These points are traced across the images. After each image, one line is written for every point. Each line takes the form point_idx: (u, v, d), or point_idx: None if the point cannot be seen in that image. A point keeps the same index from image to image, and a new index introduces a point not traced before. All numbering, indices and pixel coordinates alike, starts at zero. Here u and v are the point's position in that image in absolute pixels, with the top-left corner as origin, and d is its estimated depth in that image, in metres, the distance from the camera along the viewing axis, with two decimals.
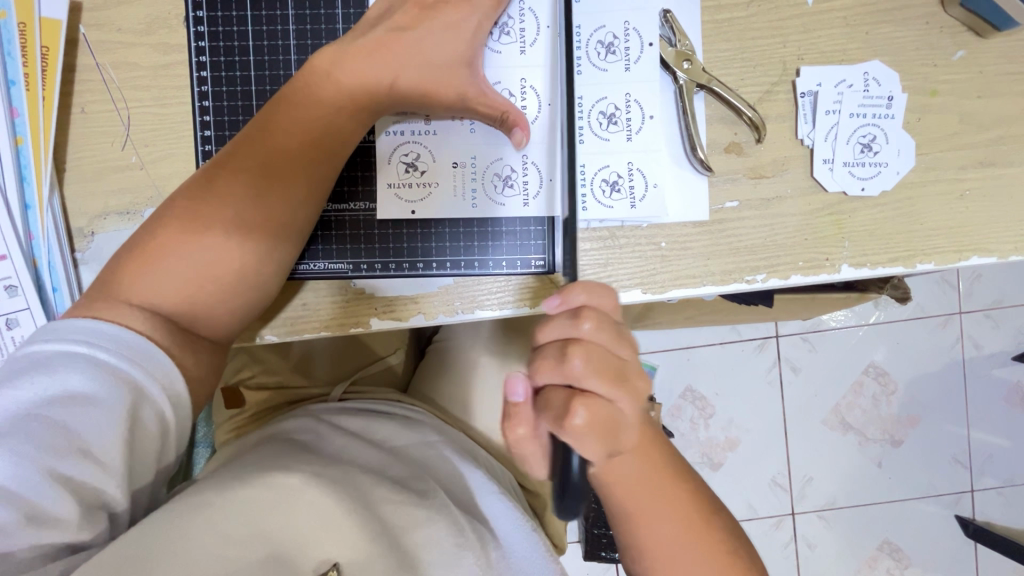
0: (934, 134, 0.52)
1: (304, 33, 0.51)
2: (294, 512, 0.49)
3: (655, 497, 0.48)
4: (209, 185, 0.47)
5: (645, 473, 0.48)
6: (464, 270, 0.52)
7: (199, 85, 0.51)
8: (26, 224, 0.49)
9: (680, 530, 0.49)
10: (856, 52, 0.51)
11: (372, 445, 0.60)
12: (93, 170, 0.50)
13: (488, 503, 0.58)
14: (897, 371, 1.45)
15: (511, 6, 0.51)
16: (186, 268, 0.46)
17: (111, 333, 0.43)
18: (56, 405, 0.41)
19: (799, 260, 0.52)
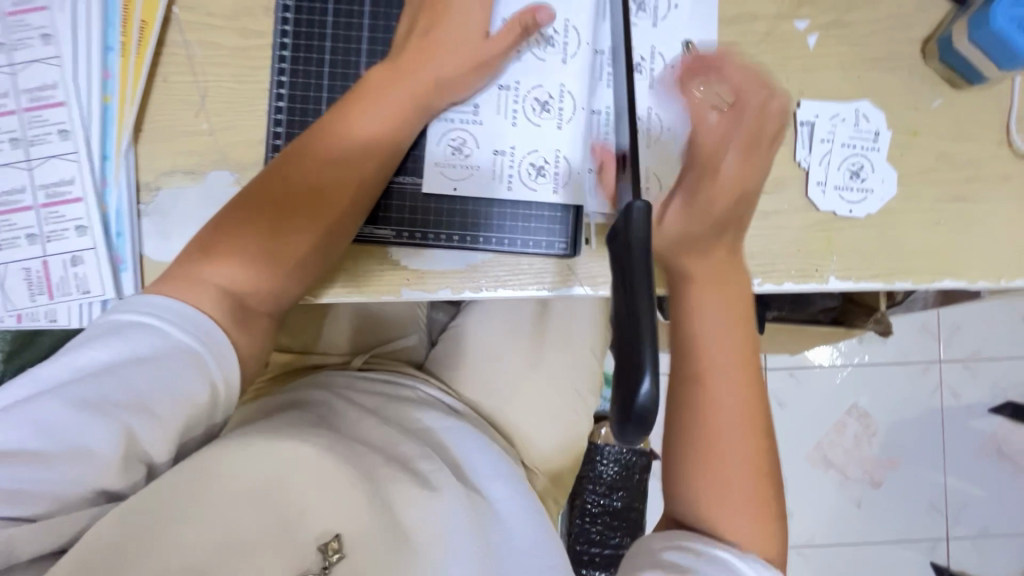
0: (914, 169, 0.59)
1: (377, 29, 0.58)
2: (303, 483, 0.50)
3: (734, 422, 0.49)
4: (276, 180, 0.52)
5: (734, 397, 0.49)
6: (495, 246, 0.57)
7: (278, 62, 0.57)
8: (102, 171, 0.54)
9: (743, 425, 0.49)
10: (849, 92, 0.59)
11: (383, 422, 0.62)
12: (166, 132, 0.56)
13: (490, 486, 0.61)
14: (879, 413, 1.50)
15: (558, 23, 0.58)
16: (254, 252, 0.51)
17: (175, 311, 0.46)
18: (126, 365, 0.43)
19: (792, 269, 0.58)
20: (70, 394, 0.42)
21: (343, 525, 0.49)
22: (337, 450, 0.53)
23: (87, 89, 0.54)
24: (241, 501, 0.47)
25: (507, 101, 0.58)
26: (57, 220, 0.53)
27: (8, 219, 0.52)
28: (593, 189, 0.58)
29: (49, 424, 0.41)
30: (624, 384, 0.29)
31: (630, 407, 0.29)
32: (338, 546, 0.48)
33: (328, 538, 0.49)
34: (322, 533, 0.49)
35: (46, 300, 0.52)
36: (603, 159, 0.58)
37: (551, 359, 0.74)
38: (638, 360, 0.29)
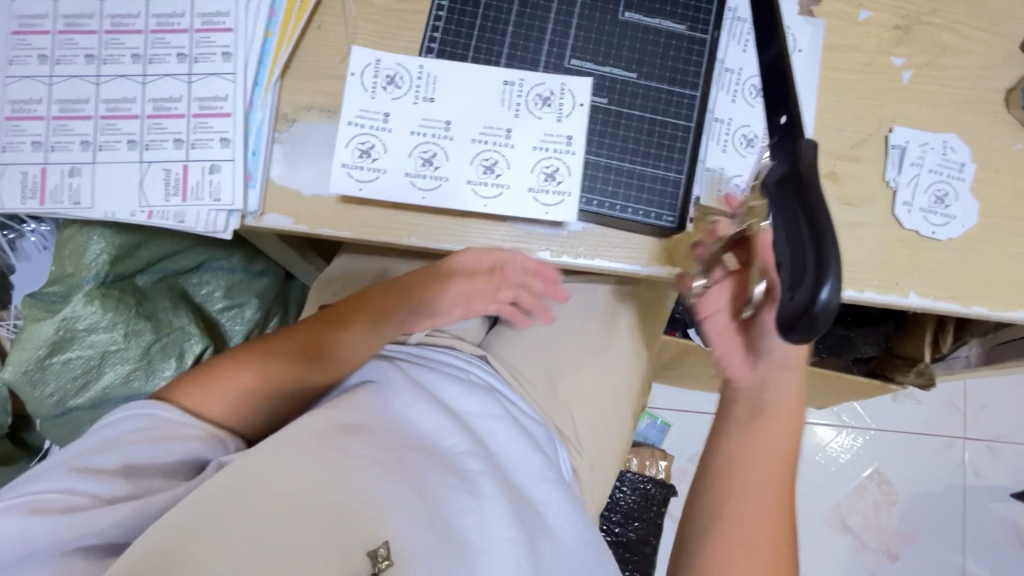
0: (993, 203, 0.63)
1: (525, 13, 0.59)
2: (346, 481, 0.47)
3: (756, 485, 0.50)
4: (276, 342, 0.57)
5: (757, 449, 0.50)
6: (604, 209, 0.58)
7: (431, 32, 0.59)
8: (252, 96, 0.58)
9: (772, 508, 0.49)
10: (937, 125, 0.63)
11: (433, 403, 0.57)
12: (312, 71, 0.59)
13: (535, 494, 0.57)
14: (900, 482, 1.48)
15: (554, 84, 0.58)
16: (270, 370, 0.55)
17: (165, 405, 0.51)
18: (153, 416, 0.50)
19: (874, 280, 0.61)
20: (112, 438, 0.48)
21: (391, 533, 0.46)
22: (384, 459, 0.50)
23: (252, 22, 0.58)
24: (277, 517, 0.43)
25: (510, 97, 0.58)
26: (204, 130, 0.56)
27: (160, 123, 0.56)
28: (707, 184, 0.59)
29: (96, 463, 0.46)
30: (805, 287, 0.31)
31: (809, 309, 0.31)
32: (387, 554, 0.44)
33: (377, 545, 0.45)
34: (372, 538, 0.45)
35: (178, 201, 0.55)
36: (720, 162, 0.60)
37: (616, 348, 0.76)
38: (815, 267, 0.31)
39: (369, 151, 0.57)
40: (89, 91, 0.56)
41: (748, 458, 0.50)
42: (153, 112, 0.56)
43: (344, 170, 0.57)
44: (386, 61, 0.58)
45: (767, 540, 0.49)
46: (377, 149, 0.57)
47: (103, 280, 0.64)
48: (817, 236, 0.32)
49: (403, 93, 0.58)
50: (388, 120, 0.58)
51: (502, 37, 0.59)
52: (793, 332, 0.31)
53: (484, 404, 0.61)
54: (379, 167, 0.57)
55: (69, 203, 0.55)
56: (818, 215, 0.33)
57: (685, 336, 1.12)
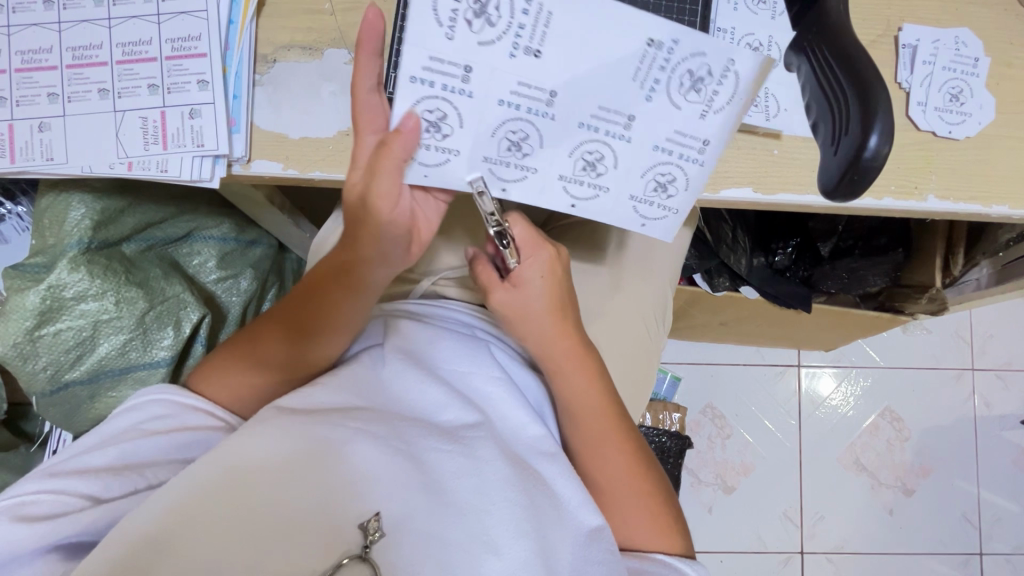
0: (1009, 98, 0.60)
1: None
2: (327, 462, 0.45)
3: (607, 447, 0.59)
4: (257, 337, 0.57)
5: (597, 411, 0.59)
6: None
7: None
8: (227, 35, 0.54)
9: (622, 454, 0.59)
10: (949, 21, 0.61)
11: (421, 372, 0.56)
12: (288, 8, 0.57)
13: (539, 465, 0.55)
14: (911, 419, 1.48)
15: (715, 60, 0.45)
16: (257, 373, 0.56)
17: (185, 398, 0.54)
18: (146, 424, 0.51)
19: (891, 185, 0.59)
20: (110, 445, 0.50)
21: (381, 503, 0.45)
22: (373, 428, 0.49)
23: None
24: (251, 516, 0.42)
25: (650, 67, 0.45)
26: (180, 73, 0.53)
27: (131, 69, 0.53)
28: None
29: (94, 466, 0.48)
30: (851, 146, 0.36)
31: (857, 163, 0.36)
32: (378, 525, 0.43)
33: (368, 516, 0.44)
34: (362, 511, 0.44)
35: (159, 151, 0.52)
36: None
37: (630, 288, 0.74)
38: (868, 119, 0.35)
39: (439, 123, 0.46)
40: (52, 40, 0.52)
41: (567, 398, 0.60)
42: (122, 57, 0.53)
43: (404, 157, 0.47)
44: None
45: (613, 446, 0.59)
46: (450, 122, 0.46)
47: (87, 247, 0.61)
48: (862, 95, 0.36)
49: (497, 35, 0.43)
50: (470, 81, 0.45)
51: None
52: (849, 184, 0.37)
53: (475, 365, 0.60)
54: (449, 148, 0.48)
55: (42, 159, 0.52)
56: (862, 74, 0.37)
57: (692, 283, 1.10)
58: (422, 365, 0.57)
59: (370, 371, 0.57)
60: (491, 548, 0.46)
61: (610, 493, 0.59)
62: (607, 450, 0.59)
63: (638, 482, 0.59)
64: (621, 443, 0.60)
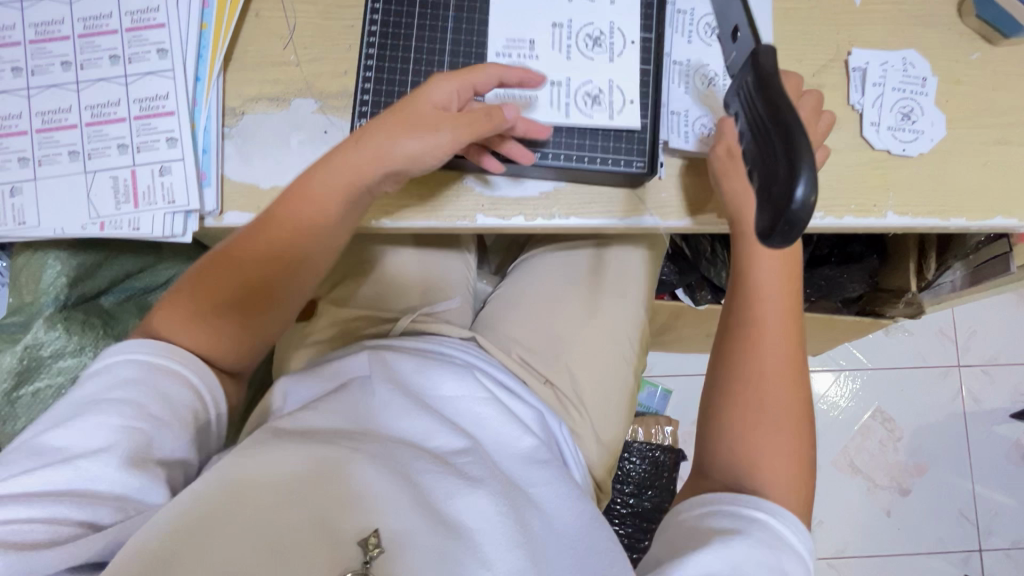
0: (959, 114, 0.62)
1: None
2: (328, 483, 0.47)
3: (785, 363, 0.56)
4: (252, 230, 0.54)
5: (785, 321, 0.57)
6: (572, 163, 0.56)
7: (371, 7, 0.58)
8: (194, 92, 0.56)
9: (788, 372, 0.56)
10: (895, 43, 0.63)
11: (409, 402, 0.57)
12: (256, 63, 0.58)
13: (530, 476, 0.56)
14: (903, 418, 1.49)
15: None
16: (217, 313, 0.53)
17: (159, 345, 0.52)
18: (110, 393, 0.48)
19: (851, 204, 0.61)
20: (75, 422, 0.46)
21: (380, 519, 0.46)
22: (368, 449, 0.50)
23: (184, 17, 0.56)
24: (249, 537, 0.43)
25: None
26: (148, 132, 0.54)
27: (100, 130, 0.54)
28: (669, 127, 0.59)
29: (63, 450, 0.45)
30: (783, 195, 0.34)
31: (789, 213, 0.34)
32: (377, 541, 0.44)
33: (367, 532, 0.45)
34: (361, 527, 0.45)
35: (131, 210, 0.53)
36: (684, 106, 0.59)
37: (608, 310, 0.72)
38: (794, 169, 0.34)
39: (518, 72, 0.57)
40: (22, 105, 0.54)
41: (757, 307, 0.57)
42: (91, 119, 0.54)
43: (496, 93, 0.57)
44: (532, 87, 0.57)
45: (789, 356, 0.56)
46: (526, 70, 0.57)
47: (64, 304, 0.62)
48: (789, 146, 0.35)
49: None
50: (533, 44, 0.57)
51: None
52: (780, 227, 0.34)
53: (462, 387, 0.61)
54: (531, 90, 0.57)
55: (15, 223, 0.53)
56: (792, 128, 0.36)
57: (675, 298, 1.11)
58: (410, 393, 0.59)
59: (359, 401, 0.57)
60: (486, 564, 0.46)
61: (752, 405, 0.55)
62: (772, 389, 0.55)
63: (791, 408, 0.55)
64: (792, 365, 0.56)
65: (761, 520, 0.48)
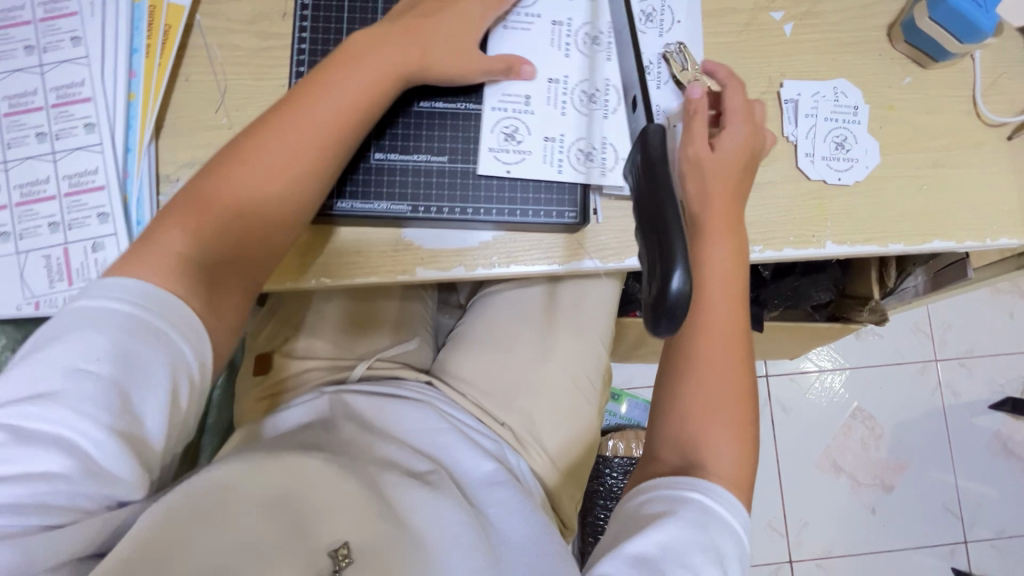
0: (893, 140, 0.63)
1: None
2: (309, 492, 0.51)
3: (722, 341, 0.54)
4: (204, 195, 0.50)
5: (726, 287, 0.54)
6: (507, 217, 0.58)
7: (297, 68, 0.59)
8: (125, 163, 0.56)
9: (728, 345, 0.54)
10: (827, 72, 0.63)
11: (377, 437, 0.62)
12: (189, 128, 0.59)
13: (486, 497, 0.60)
14: (883, 415, 1.50)
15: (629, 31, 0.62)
16: (233, 198, 0.51)
17: (148, 297, 0.46)
18: (98, 359, 0.43)
19: (790, 236, 0.61)
20: (64, 397, 0.41)
21: (349, 532, 0.49)
22: (344, 464, 0.55)
23: (113, 89, 0.57)
24: (227, 546, 0.45)
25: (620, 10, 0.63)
26: (79, 209, 0.54)
27: (30, 209, 0.54)
28: (600, 157, 0.59)
29: (53, 429, 0.41)
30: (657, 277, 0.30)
31: (665, 304, 0.29)
32: (347, 552, 0.48)
33: (337, 544, 0.48)
34: (332, 540, 0.49)
35: (65, 288, 0.53)
36: (610, 131, 0.59)
37: (560, 346, 0.75)
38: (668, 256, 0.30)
39: (514, 134, 0.59)
40: None
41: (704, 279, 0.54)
42: (22, 198, 0.54)
43: (493, 154, 0.58)
44: (528, 143, 0.59)
45: (725, 333, 0.54)
46: (521, 133, 0.59)
47: None
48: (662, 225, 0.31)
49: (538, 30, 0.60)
50: (530, 103, 0.59)
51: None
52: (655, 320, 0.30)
53: (427, 418, 0.66)
54: (525, 150, 0.58)
55: None
56: (660, 204, 0.32)
57: None
58: (377, 431, 0.63)
59: (326, 435, 0.61)
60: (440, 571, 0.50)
61: (691, 390, 0.54)
62: (712, 344, 0.54)
63: (732, 392, 0.54)
64: (732, 340, 0.55)
65: (692, 501, 0.49)
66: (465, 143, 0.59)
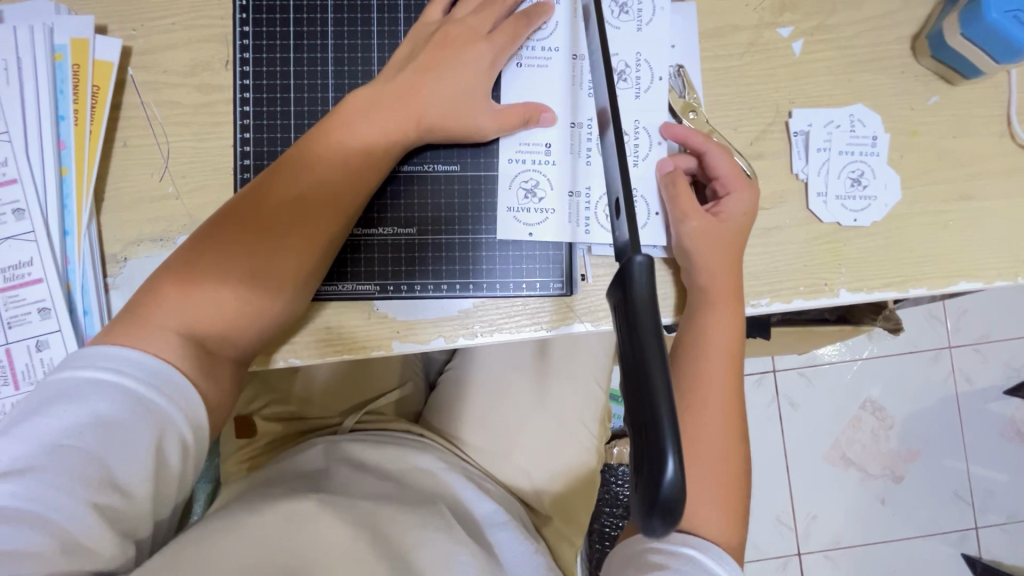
0: (916, 170, 0.56)
1: (343, 81, 0.54)
2: (303, 538, 0.45)
3: (722, 387, 0.50)
4: (175, 282, 0.45)
5: (729, 337, 0.50)
6: (485, 292, 0.53)
7: (241, 132, 0.54)
8: (63, 249, 0.51)
9: (729, 382, 0.50)
10: (841, 96, 0.56)
11: (370, 474, 0.57)
12: (131, 200, 0.53)
13: (495, 537, 0.55)
14: (894, 407, 1.36)
15: (628, 56, 0.55)
16: (227, 275, 0.45)
17: (138, 360, 0.42)
18: (83, 434, 0.39)
19: (800, 285, 0.55)
20: (36, 476, 0.37)
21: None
22: (336, 503, 0.49)
23: (42, 164, 0.51)
24: None
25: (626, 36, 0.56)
26: (18, 305, 0.50)
27: None
28: (585, 212, 0.54)
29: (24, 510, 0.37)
30: (647, 465, 0.25)
31: (657, 496, 0.25)
32: None
33: None
34: None
35: (11, 393, 0.49)
36: (591, 180, 0.54)
37: (556, 395, 0.71)
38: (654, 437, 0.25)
39: (534, 189, 0.54)
40: None
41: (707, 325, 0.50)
42: None
43: (512, 213, 0.54)
44: (551, 200, 0.54)
45: (724, 384, 0.50)
46: (543, 187, 0.54)
47: None
48: (648, 394, 0.26)
49: (549, 66, 0.54)
50: (551, 152, 0.54)
51: (324, 104, 0.54)
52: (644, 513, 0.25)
53: (424, 454, 0.61)
54: (547, 207, 0.54)
55: None
56: (644, 365, 0.27)
57: None
58: (367, 468, 0.58)
59: (313, 481, 0.55)
60: None
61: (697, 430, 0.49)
62: (702, 404, 0.49)
63: (732, 442, 0.50)
64: (731, 389, 0.50)
65: (687, 557, 0.45)
66: (433, 211, 0.54)
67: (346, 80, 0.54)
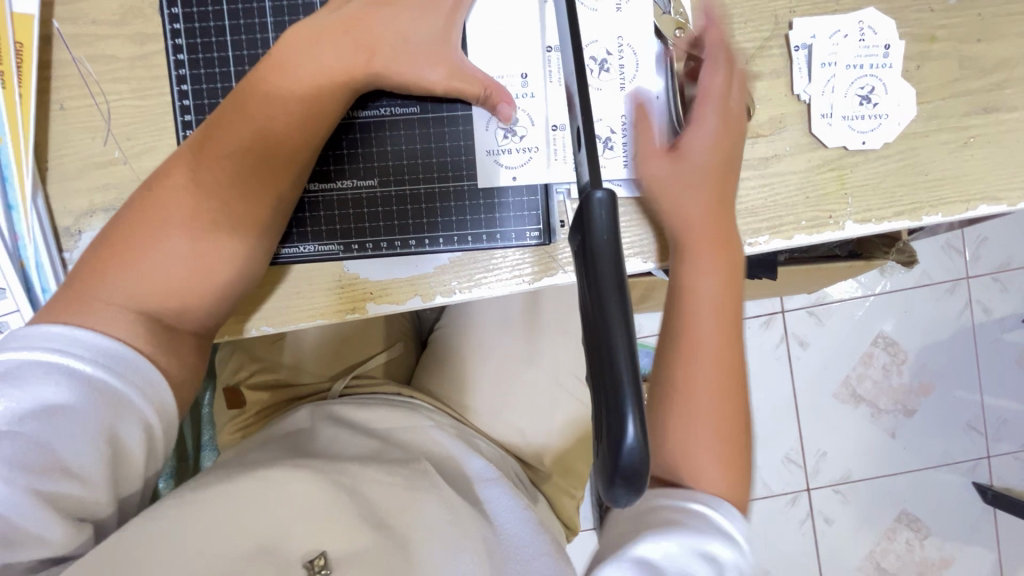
0: (935, 82, 0.50)
1: (282, 19, 0.49)
2: (278, 501, 0.44)
3: (711, 340, 0.47)
4: (121, 251, 0.42)
5: (720, 283, 0.47)
6: (459, 246, 0.49)
7: (177, 84, 0.49)
8: (11, 224, 0.48)
9: (722, 336, 0.47)
10: (850, 2, 0.50)
11: (355, 432, 0.56)
12: (75, 167, 0.49)
13: (485, 492, 0.54)
14: (907, 340, 1.32)
15: None
16: (175, 232, 0.43)
17: (86, 340, 0.40)
18: (35, 419, 0.38)
19: (801, 219, 0.50)
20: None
21: (328, 541, 0.43)
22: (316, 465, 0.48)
23: None
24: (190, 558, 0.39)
25: None
26: None
27: None
28: (565, 152, 0.49)
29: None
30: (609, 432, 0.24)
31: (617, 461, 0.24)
32: (326, 562, 0.41)
33: (314, 554, 0.42)
34: (306, 551, 0.42)
35: None
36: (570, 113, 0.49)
37: (549, 351, 0.69)
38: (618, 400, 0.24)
39: (513, 126, 0.49)
40: None
41: (692, 273, 0.47)
42: None
43: (491, 155, 0.49)
44: (532, 137, 0.49)
45: (715, 339, 0.47)
46: (522, 122, 0.49)
47: None
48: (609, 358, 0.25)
49: None
50: (528, 82, 0.49)
51: (264, 46, 0.49)
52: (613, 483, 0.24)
53: (411, 415, 0.59)
54: (529, 146, 0.49)
55: None
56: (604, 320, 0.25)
57: None
58: (352, 427, 0.57)
59: (300, 441, 0.54)
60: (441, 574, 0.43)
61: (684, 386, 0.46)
62: (695, 352, 0.47)
63: (723, 399, 0.46)
64: (724, 341, 0.47)
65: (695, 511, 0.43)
66: (395, 160, 0.50)
67: (285, 17, 0.49)
